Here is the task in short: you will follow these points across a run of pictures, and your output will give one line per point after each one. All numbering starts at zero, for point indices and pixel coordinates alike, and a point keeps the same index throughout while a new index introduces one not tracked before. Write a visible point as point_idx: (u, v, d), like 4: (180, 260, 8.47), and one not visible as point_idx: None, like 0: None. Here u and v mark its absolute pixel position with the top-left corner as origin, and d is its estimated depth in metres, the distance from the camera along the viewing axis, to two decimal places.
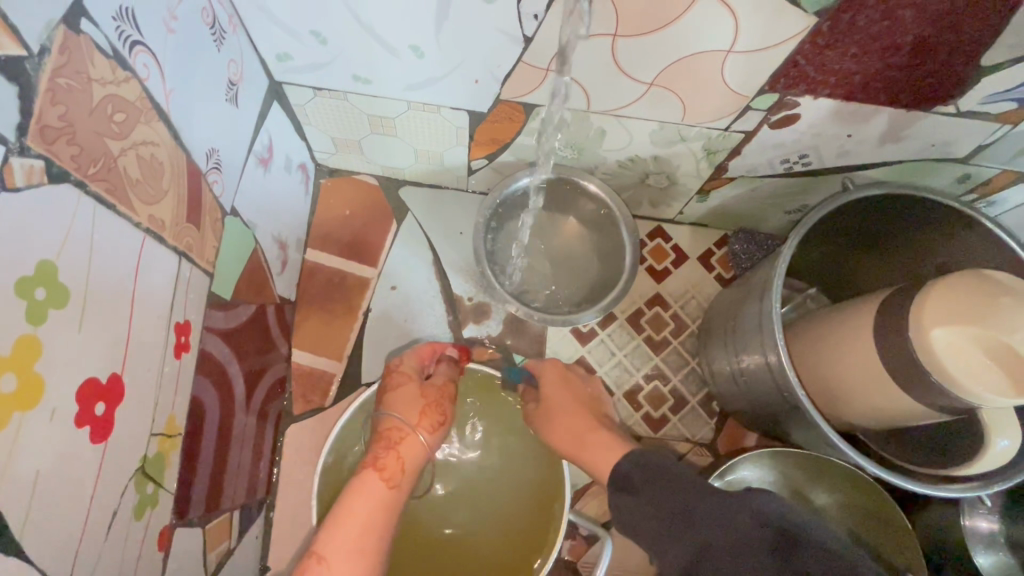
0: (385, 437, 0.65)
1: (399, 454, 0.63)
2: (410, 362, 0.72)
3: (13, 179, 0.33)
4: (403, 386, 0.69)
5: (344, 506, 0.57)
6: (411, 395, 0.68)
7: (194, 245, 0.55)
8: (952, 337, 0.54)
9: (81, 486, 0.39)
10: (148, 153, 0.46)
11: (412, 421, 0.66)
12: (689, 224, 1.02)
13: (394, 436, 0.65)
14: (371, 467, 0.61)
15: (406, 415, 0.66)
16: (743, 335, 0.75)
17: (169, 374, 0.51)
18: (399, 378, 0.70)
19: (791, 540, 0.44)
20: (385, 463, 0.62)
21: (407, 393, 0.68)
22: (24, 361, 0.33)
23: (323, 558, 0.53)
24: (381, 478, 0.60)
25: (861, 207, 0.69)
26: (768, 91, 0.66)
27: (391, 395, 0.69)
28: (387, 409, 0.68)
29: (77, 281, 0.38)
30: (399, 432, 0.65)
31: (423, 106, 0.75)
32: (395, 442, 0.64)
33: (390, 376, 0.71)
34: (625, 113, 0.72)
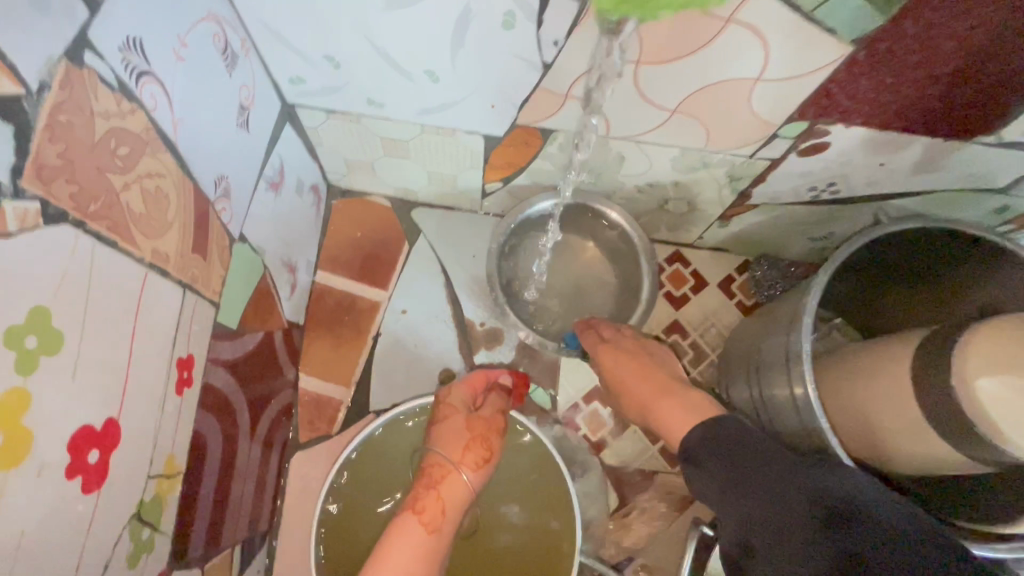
0: (429, 476, 0.65)
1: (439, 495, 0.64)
2: (460, 394, 0.72)
3: (4, 224, 0.31)
4: (451, 420, 0.69)
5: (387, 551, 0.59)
6: (458, 428, 0.69)
7: (199, 276, 0.53)
8: (998, 389, 0.50)
9: (69, 542, 0.37)
10: (153, 186, 0.45)
11: (457, 457, 0.67)
12: (709, 249, 0.99)
13: (435, 474, 0.66)
14: (410, 512, 0.62)
15: (450, 451, 0.67)
16: (765, 370, 0.72)
17: (170, 412, 0.49)
18: (448, 411, 0.70)
19: (845, 521, 0.42)
20: (422, 504, 0.63)
21: (455, 426, 0.69)
22: (10, 415, 0.32)
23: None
24: (418, 523, 0.61)
25: (894, 240, 0.66)
26: (797, 119, 0.63)
27: (439, 426, 0.70)
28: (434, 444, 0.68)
29: (71, 326, 0.36)
30: (444, 467, 0.66)
31: (438, 130, 0.73)
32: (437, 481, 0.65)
33: (441, 407, 0.71)
34: (646, 139, 0.70)
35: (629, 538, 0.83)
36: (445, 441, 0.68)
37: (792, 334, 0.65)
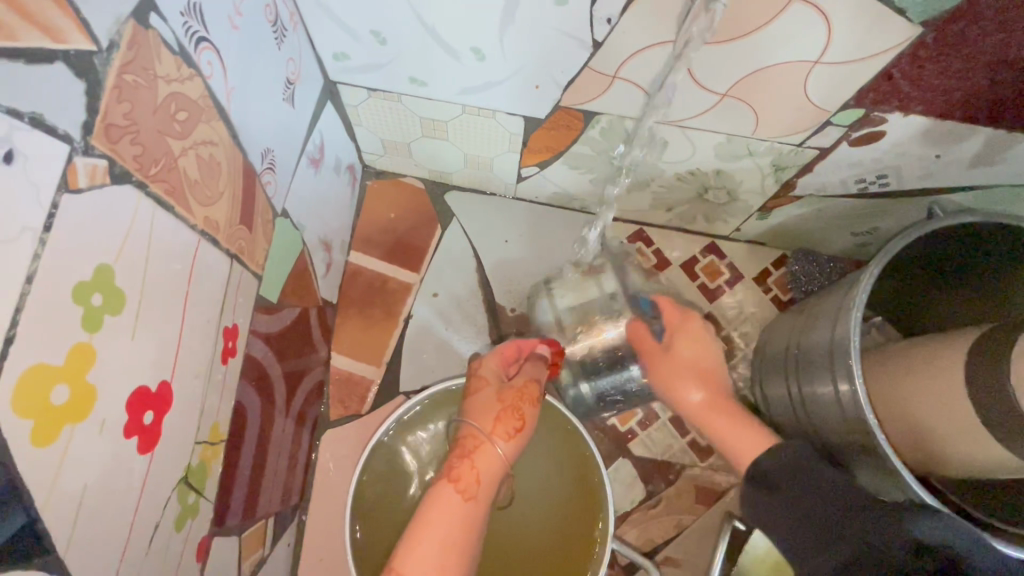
0: (465, 445, 0.64)
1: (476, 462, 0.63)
2: (492, 366, 0.71)
3: (76, 179, 0.31)
4: (484, 392, 0.68)
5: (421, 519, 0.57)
6: (489, 398, 0.67)
7: (245, 247, 0.54)
8: None
9: (125, 501, 0.37)
10: (207, 153, 0.45)
11: (490, 426, 0.65)
12: (746, 242, 0.97)
13: (468, 445, 0.64)
14: (445, 478, 0.61)
15: (483, 420, 0.66)
16: (807, 365, 0.70)
17: (216, 380, 0.49)
18: (482, 383, 0.69)
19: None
20: (460, 471, 0.61)
21: (486, 397, 0.68)
22: (77, 369, 0.32)
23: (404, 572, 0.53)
24: (455, 486, 0.60)
25: (948, 235, 0.63)
26: (852, 106, 0.61)
27: (472, 399, 0.68)
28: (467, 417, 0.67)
29: (131, 286, 0.36)
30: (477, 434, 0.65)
31: (478, 110, 0.72)
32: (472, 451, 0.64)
33: (474, 380, 0.70)
34: (691, 124, 0.68)
35: (656, 529, 0.82)
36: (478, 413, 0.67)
37: (839, 328, 0.64)
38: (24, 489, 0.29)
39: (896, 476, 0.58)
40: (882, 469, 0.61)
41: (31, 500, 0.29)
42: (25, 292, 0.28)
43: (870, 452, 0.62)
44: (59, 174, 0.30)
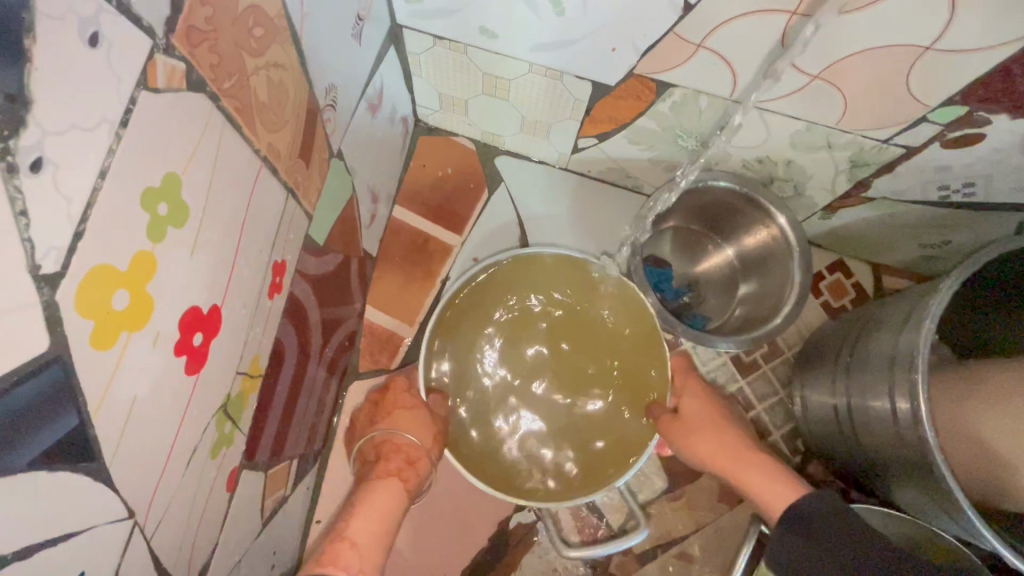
0: (372, 446, 0.65)
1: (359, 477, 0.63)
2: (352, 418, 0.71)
3: (154, 77, 0.29)
4: (395, 407, 0.67)
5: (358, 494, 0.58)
6: (392, 396, 0.68)
7: (301, 183, 0.52)
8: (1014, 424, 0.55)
9: (170, 419, 0.36)
10: (277, 78, 0.43)
11: (403, 422, 0.65)
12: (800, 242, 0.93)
13: (386, 447, 0.63)
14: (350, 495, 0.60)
15: (390, 423, 0.65)
16: (863, 373, 0.66)
17: (262, 312, 0.49)
18: (393, 394, 0.68)
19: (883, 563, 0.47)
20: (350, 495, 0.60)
21: (390, 403, 0.67)
22: (137, 277, 0.31)
23: (346, 537, 0.52)
24: (375, 480, 0.60)
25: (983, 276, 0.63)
26: (956, 103, 0.56)
27: (371, 409, 0.68)
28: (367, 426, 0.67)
29: (194, 201, 0.35)
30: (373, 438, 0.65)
31: (545, 71, 0.69)
32: (372, 446, 0.64)
33: (382, 397, 0.68)
34: (771, 107, 0.64)
35: (674, 523, 0.81)
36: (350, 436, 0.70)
37: (906, 338, 0.60)
38: (80, 391, 0.28)
39: (951, 500, 0.55)
40: (932, 490, 0.58)
41: (84, 403, 0.28)
42: (97, 188, 0.27)
43: (920, 473, 0.58)
44: (141, 70, 0.28)
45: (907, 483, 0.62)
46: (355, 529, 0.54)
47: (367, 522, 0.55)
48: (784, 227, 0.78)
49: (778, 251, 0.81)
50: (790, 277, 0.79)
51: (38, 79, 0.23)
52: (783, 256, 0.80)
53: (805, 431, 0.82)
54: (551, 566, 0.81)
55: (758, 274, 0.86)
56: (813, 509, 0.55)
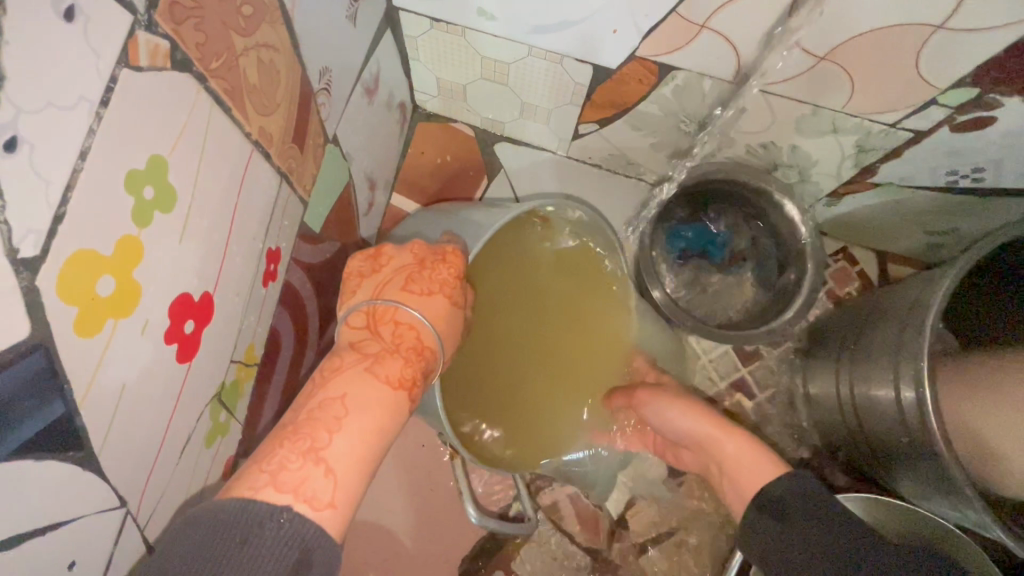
0: (385, 319, 0.45)
1: (351, 349, 0.43)
2: (366, 251, 0.50)
3: (136, 56, 0.28)
4: (439, 288, 0.48)
5: (352, 385, 0.40)
6: (433, 273, 0.48)
7: (295, 168, 0.51)
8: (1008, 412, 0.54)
9: (161, 407, 0.36)
10: (268, 59, 0.42)
11: (436, 314, 0.47)
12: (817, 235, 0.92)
13: (408, 339, 0.44)
14: (331, 375, 0.41)
15: (417, 305, 0.46)
16: (867, 361, 0.65)
17: (256, 299, 0.48)
18: (442, 268, 0.48)
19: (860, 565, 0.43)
20: (331, 371, 0.41)
21: (427, 282, 0.47)
22: (124, 262, 0.30)
23: (320, 458, 0.36)
24: (378, 376, 0.41)
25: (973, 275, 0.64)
26: (966, 84, 0.54)
27: (411, 268, 0.48)
28: (386, 289, 0.47)
29: (183, 185, 0.34)
30: (389, 309, 0.45)
31: (544, 54, 0.67)
32: (384, 318, 0.45)
33: (430, 263, 0.48)
34: (776, 89, 0.62)
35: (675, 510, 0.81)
36: (351, 276, 0.49)
37: (913, 325, 0.59)
38: (65, 379, 0.27)
39: (957, 488, 0.54)
40: (937, 479, 0.57)
41: (71, 392, 0.28)
42: (77, 170, 0.26)
43: (924, 462, 0.58)
44: (121, 48, 0.27)
45: (911, 471, 0.62)
46: (335, 450, 0.37)
47: (354, 446, 0.38)
48: (797, 219, 0.79)
49: (789, 243, 0.82)
50: (802, 269, 0.80)
51: (9, 54, 0.22)
52: (796, 248, 0.81)
53: (808, 420, 0.81)
54: (552, 555, 0.81)
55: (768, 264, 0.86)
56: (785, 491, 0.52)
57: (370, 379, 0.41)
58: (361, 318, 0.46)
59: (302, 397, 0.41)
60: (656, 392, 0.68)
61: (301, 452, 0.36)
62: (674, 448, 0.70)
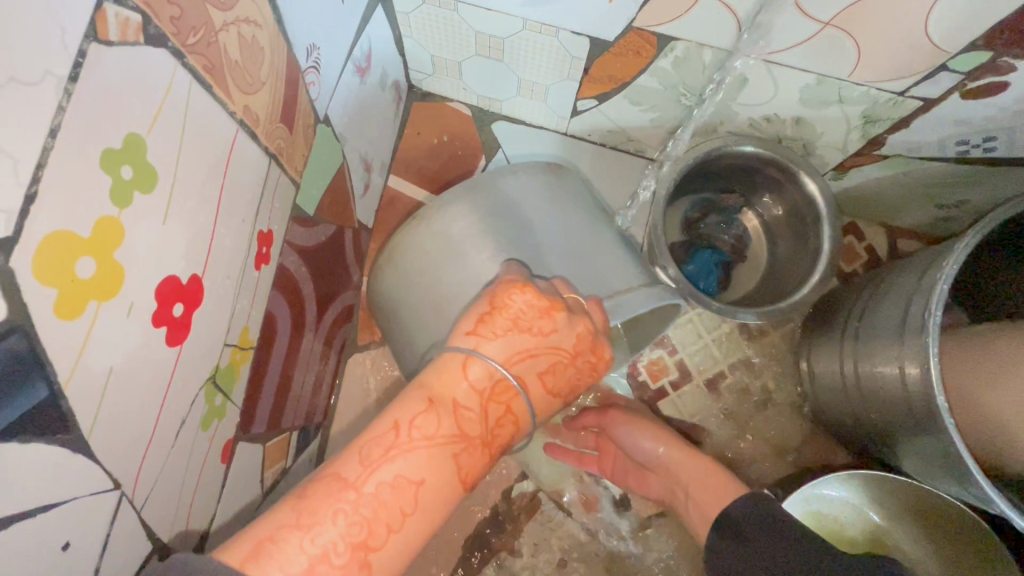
0: (501, 398, 0.39)
1: (452, 412, 0.36)
2: (537, 297, 0.42)
3: (105, 30, 0.28)
4: (560, 386, 0.43)
5: (431, 472, 0.34)
6: (574, 373, 0.43)
7: (284, 149, 0.50)
8: (1010, 389, 0.53)
9: (152, 390, 0.36)
10: (249, 34, 0.40)
11: (541, 411, 0.42)
12: (847, 218, 0.90)
13: (504, 424, 0.39)
14: (423, 446, 0.35)
15: (533, 397, 0.41)
16: (874, 338, 0.64)
17: (249, 282, 0.47)
18: (576, 363, 0.43)
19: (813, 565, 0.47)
20: (418, 436, 0.35)
21: (559, 378, 0.42)
22: (104, 243, 0.29)
23: (367, 562, 0.31)
24: (458, 470, 0.36)
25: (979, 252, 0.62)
26: (978, 48, 0.52)
27: (560, 356, 0.42)
28: (523, 364, 0.40)
29: (164, 165, 0.33)
30: (510, 389, 0.39)
31: (540, 27, 0.65)
32: (500, 397, 0.39)
33: (574, 354, 0.43)
34: (779, 59, 0.60)
35: None
36: (494, 314, 0.41)
37: (920, 302, 0.57)
38: (49, 361, 0.27)
39: (959, 466, 0.54)
40: (941, 456, 0.56)
41: (54, 374, 0.28)
42: (47, 148, 0.25)
43: (928, 438, 0.57)
44: (88, 20, 0.26)
45: (915, 448, 0.61)
46: (386, 551, 0.32)
47: (406, 546, 0.33)
48: (814, 192, 0.74)
49: (806, 215, 0.78)
50: (818, 240, 0.76)
51: None
52: (812, 218, 0.76)
53: (813, 400, 0.80)
54: (555, 533, 0.81)
55: (789, 241, 0.83)
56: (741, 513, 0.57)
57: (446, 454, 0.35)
58: (488, 380, 0.38)
59: (380, 451, 0.33)
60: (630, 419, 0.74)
61: (352, 547, 0.31)
62: (638, 472, 0.75)
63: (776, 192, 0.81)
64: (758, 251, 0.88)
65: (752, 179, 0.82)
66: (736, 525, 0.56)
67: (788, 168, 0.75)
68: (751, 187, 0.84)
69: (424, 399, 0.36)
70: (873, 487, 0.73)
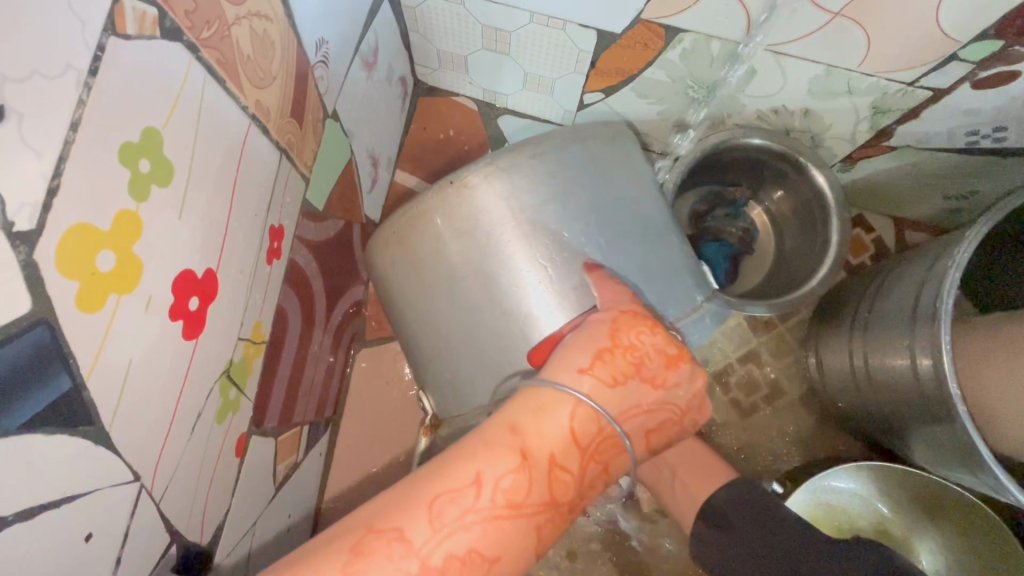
0: (601, 453, 0.41)
1: (549, 472, 0.38)
2: (664, 345, 0.44)
3: (123, 24, 0.28)
4: (656, 440, 0.45)
5: (506, 546, 0.36)
6: (674, 429, 0.46)
7: (294, 144, 0.50)
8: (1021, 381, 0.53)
9: (169, 383, 0.36)
10: (261, 29, 0.40)
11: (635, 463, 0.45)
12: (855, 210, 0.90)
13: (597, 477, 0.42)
14: (506, 512, 0.36)
15: (636, 450, 0.44)
16: (883, 329, 0.64)
17: (261, 277, 0.48)
18: (674, 422, 0.45)
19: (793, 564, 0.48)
20: (504, 506, 0.36)
21: (662, 433, 0.45)
22: (123, 236, 0.30)
23: None
24: (538, 537, 0.38)
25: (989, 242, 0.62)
26: (989, 38, 0.52)
27: (666, 416, 0.44)
28: (632, 421, 0.42)
29: (180, 159, 0.33)
30: (614, 446, 0.42)
31: (547, 20, 0.65)
32: (601, 455, 0.41)
33: (679, 412, 0.45)
34: (787, 50, 0.60)
35: None
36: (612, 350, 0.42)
37: (930, 293, 0.57)
38: (71, 353, 0.27)
39: (971, 457, 0.54)
40: (953, 446, 0.56)
41: (77, 367, 0.28)
42: (68, 141, 0.25)
43: (939, 430, 0.57)
44: (106, 14, 0.27)
45: (925, 440, 0.61)
46: None
47: None
48: (822, 184, 0.74)
49: (814, 208, 0.78)
50: (826, 233, 0.76)
51: None
52: (820, 211, 0.76)
53: (822, 392, 0.80)
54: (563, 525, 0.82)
55: (797, 234, 0.83)
56: (726, 501, 0.57)
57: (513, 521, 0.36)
58: (593, 429, 0.40)
59: (453, 512, 0.35)
60: None
61: None
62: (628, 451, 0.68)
63: (784, 185, 0.81)
64: (766, 245, 0.88)
65: (760, 172, 0.82)
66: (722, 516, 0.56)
67: (796, 161, 0.75)
68: (759, 179, 0.84)
69: (518, 453, 0.38)
70: (884, 478, 0.73)
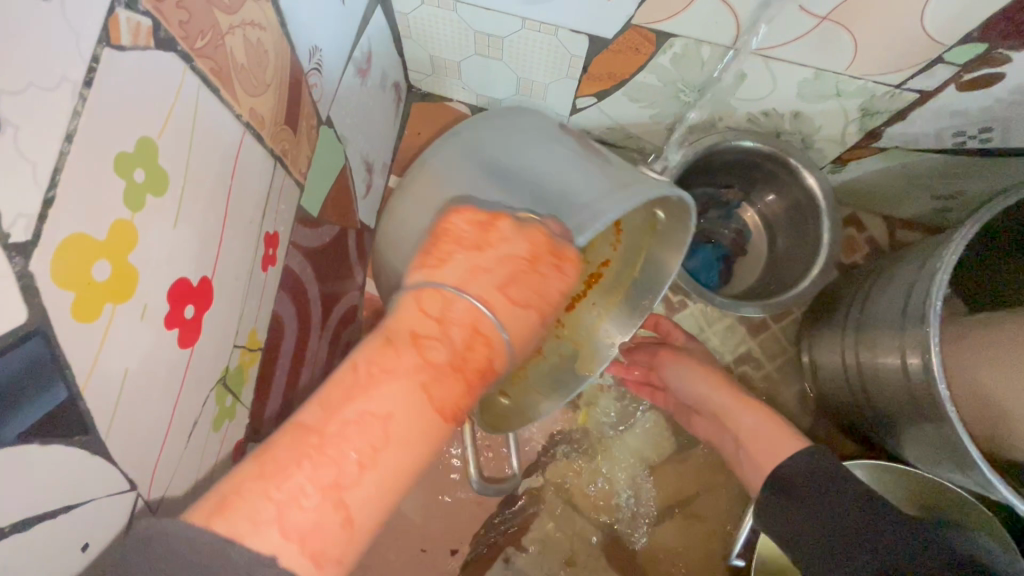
0: (477, 333, 0.33)
1: (413, 346, 0.32)
2: (476, 215, 0.37)
3: (118, 35, 0.28)
4: (529, 297, 0.35)
5: (394, 394, 0.30)
6: (541, 281, 0.35)
7: (289, 151, 0.51)
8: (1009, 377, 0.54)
9: (166, 391, 0.36)
10: (255, 37, 0.41)
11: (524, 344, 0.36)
12: (847, 211, 0.91)
13: (473, 357, 0.33)
14: (390, 379, 0.31)
15: (511, 322, 0.34)
16: (875, 328, 0.64)
17: (255, 284, 0.48)
18: (529, 283, 0.35)
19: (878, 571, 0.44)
20: (379, 372, 0.31)
21: (529, 291, 0.35)
22: (118, 245, 0.30)
23: (315, 489, 0.28)
24: (431, 401, 0.31)
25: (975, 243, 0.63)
26: (974, 40, 0.53)
27: (512, 288, 0.35)
28: (479, 286, 0.34)
29: (175, 169, 0.34)
30: (489, 336, 0.33)
31: (539, 25, 0.65)
32: (478, 346, 0.33)
33: (530, 272, 0.36)
34: (776, 54, 0.61)
35: (684, 483, 0.82)
36: (496, 270, 0.35)
37: (921, 292, 0.58)
38: (66, 363, 0.27)
39: (961, 454, 0.54)
40: (943, 443, 0.57)
41: (73, 377, 0.28)
42: (64, 152, 0.26)
43: (931, 428, 0.58)
44: (101, 26, 0.27)
45: (918, 438, 0.62)
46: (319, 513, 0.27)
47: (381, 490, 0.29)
48: (813, 186, 0.75)
49: (805, 210, 0.79)
50: (817, 234, 0.77)
51: None
52: (811, 213, 0.77)
53: (817, 391, 0.80)
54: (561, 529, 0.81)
55: (789, 236, 0.84)
56: (795, 471, 0.53)
57: (337, 495, 0.28)
58: (457, 314, 0.33)
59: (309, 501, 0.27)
60: (677, 355, 0.73)
61: (284, 490, 0.27)
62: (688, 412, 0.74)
63: (775, 187, 0.82)
64: (758, 246, 0.89)
65: (752, 174, 0.82)
66: (785, 481, 0.53)
67: (787, 163, 0.76)
68: (751, 181, 0.84)
69: (389, 340, 0.32)
70: (879, 479, 0.74)
